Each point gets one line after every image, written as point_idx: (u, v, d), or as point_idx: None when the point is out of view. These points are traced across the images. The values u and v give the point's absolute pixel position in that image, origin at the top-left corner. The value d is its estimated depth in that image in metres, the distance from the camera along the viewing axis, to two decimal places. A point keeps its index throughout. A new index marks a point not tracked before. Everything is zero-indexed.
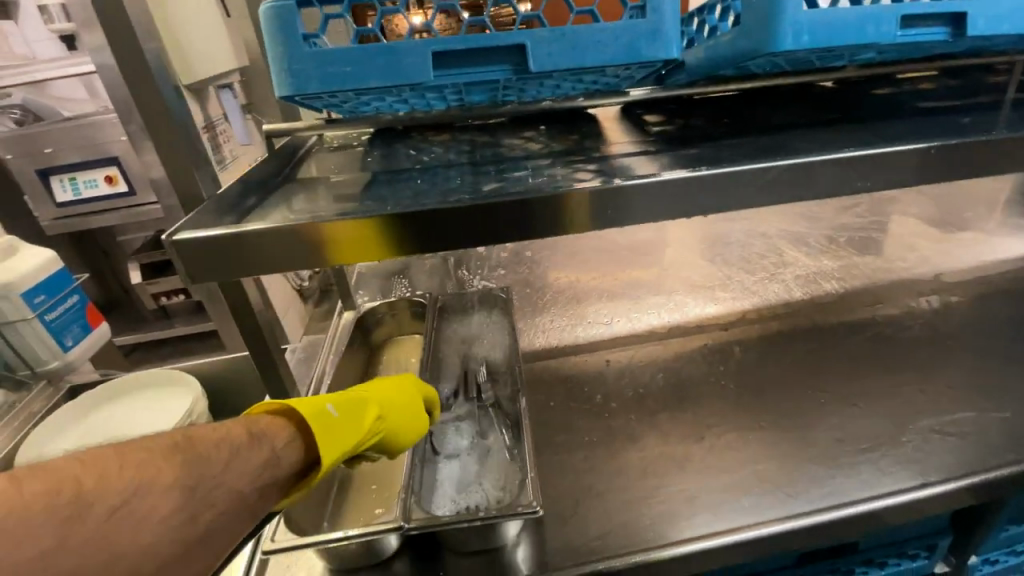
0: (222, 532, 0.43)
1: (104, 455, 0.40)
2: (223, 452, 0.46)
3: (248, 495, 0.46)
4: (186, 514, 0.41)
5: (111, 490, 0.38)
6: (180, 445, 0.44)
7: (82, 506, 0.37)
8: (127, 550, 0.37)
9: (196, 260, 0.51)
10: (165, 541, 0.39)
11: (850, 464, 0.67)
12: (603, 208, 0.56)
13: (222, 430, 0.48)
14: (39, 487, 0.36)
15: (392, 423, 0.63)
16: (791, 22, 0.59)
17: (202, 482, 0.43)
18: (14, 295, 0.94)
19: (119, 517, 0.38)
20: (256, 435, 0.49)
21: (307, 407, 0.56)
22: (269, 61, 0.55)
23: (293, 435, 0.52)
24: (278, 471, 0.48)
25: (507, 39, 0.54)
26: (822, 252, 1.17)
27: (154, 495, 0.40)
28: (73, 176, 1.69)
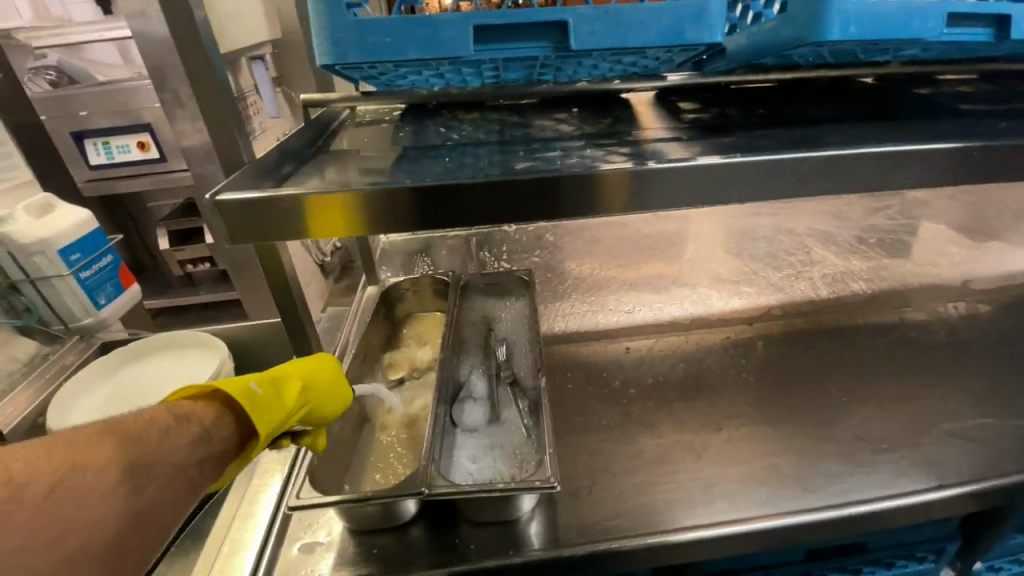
0: (164, 504, 0.48)
1: (29, 446, 0.43)
2: (154, 434, 0.49)
3: (187, 469, 0.50)
4: (124, 489, 0.45)
5: (42, 473, 0.42)
6: (104, 432, 0.48)
7: (16, 488, 0.40)
8: (66, 526, 0.41)
9: (230, 220, 0.52)
10: (107, 514, 0.44)
11: (868, 463, 0.66)
12: (644, 186, 0.56)
13: (147, 414, 0.51)
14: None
15: (317, 395, 0.64)
16: (840, 10, 0.56)
17: (135, 460, 0.47)
18: (51, 250, 0.98)
19: (55, 496, 0.42)
20: (181, 417, 0.52)
21: (231, 387, 0.57)
22: (313, 28, 0.55)
23: (220, 415, 0.55)
24: (211, 446, 0.52)
25: (549, 15, 0.54)
26: (850, 252, 1.15)
27: (86, 475, 0.44)
28: (106, 141, 1.73)
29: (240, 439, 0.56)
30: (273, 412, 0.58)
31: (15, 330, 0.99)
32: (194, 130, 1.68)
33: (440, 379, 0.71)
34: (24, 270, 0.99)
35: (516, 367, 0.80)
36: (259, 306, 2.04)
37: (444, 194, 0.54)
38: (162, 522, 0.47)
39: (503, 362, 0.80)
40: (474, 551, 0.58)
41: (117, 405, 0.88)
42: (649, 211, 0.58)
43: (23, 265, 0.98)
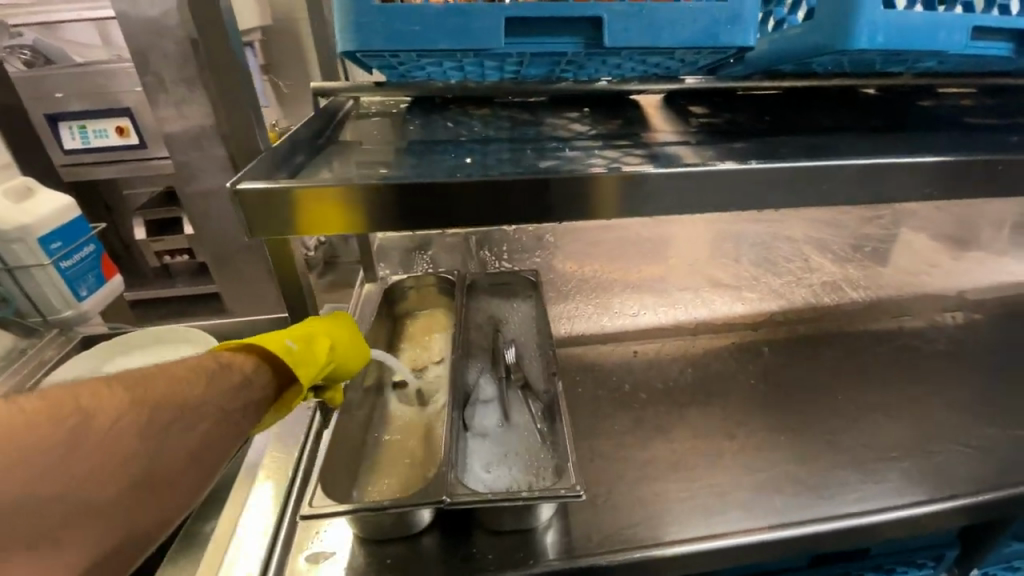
0: (214, 442, 0.50)
1: (95, 383, 0.46)
2: (202, 379, 0.51)
3: (232, 413, 0.51)
4: (177, 425, 0.47)
5: (108, 406, 0.44)
6: (158, 374, 0.50)
7: (85, 418, 0.43)
8: (128, 455, 0.44)
9: (250, 210, 0.49)
10: (165, 449, 0.46)
11: (880, 471, 0.66)
12: (634, 191, 0.54)
13: (196, 360, 0.53)
14: (46, 404, 0.42)
15: (343, 352, 0.65)
16: (870, 20, 0.55)
17: (187, 400, 0.49)
18: (31, 239, 0.95)
19: (119, 427, 0.44)
20: (225, 364, 0.54)
21: (268, 342, 0.58)
22: (335, 14, 0.53)
23: (260, 365, 0.57)
24: (252, 393, 0.54)
25: (584, 10, 0.52)
26: (847, 260, 1.16)
27: (145, 411, 0.46)
28: (82, 124, 1.64)
29: (278, 388, 0.58)
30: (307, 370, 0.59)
31: None
32: (178, 115, 1.61)
33: (454, 382, 0.69)
34: (2, 258, 0.95)
35: (526, 371, 0.78)
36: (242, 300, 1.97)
37: (421, 192, 0.51)
38: (213, 459, 0.50)
39: (512, 366, 0.78)
40: (493, 560, 0.56)
41: None
42: (646, 215, 0.56)
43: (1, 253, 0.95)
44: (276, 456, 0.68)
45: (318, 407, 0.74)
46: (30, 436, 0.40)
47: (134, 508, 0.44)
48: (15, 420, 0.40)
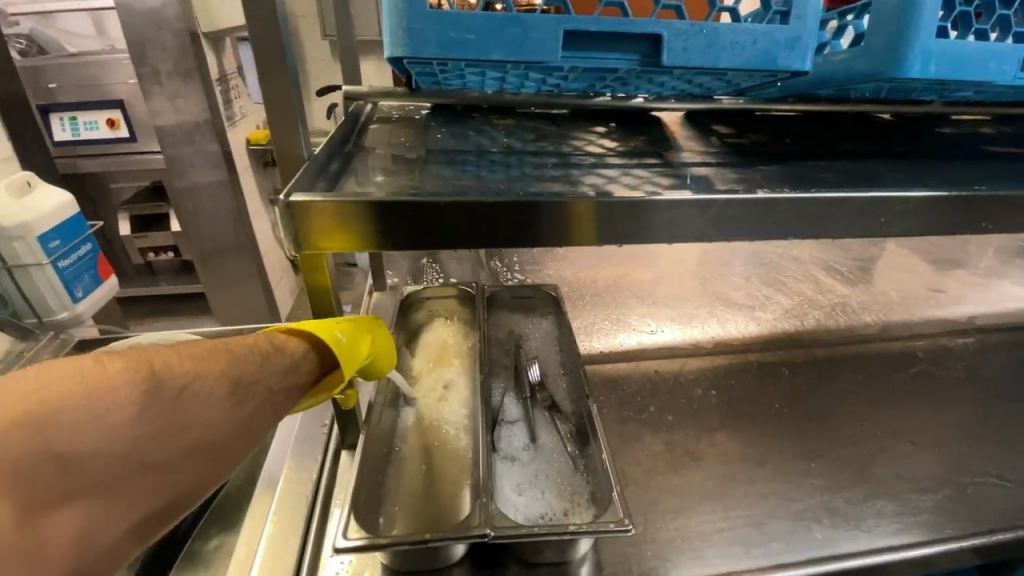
0: (259, 421, 0.49)
1: (162, 349, 0.45)
2: (257, 355, 0.50)
3: (281, 392, 0.51)
4: (232, 400, 0.47)
5: (176, 373, 0.44)
6: (217, 347, 0.49)
7: (156, 384, 0.42)
8: (187, 422, 0.44)
9: (299, 224, 0.46)
10: (218, 420, 0.46)
11: (911, 501, 0.66)
12: (621, 229, 0.50)
13: (251, 338, 0.52)
14: (121, 364, 0.41)
15: (382, 346, 0.64)
16: (923, 49, 0.55)
17: (243, 376, 0.48)
18: (31, 238, 1.01)
19: (184, 397, 0.44)
20: (277, 347, 0.53)
21: (318, 329, 0.56)
22: (385, 18, 0.50)
23: (307, 352, 0.56)
24: (299, 376, 0.53)
25: (643, 27, 0.51)
26: (857, 282, 1.17)
27: (207, 384, 0.46)
28: (74, 116, 1.61)
29: (318, 374, 0.56)
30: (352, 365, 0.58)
31: None
32: (172, 109, 1.55)
33: (485, 403, 0.66)
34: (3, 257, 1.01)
35: (551, 391, 0.76)
36: (233, 302, 1.92)
37: (467, 213, 0.48)
38: (255, 436, 0.49)
39: (537, 385, 0.76)
40: None
41: None
42: (653, 243, 0.52)
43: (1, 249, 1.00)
44: (291, 478, 0.65)
45: (333, 424, 0.72)
46: (106, 395, 0.39)
47: (182, 475, 0.44)
48: (94, 376, 0.40)
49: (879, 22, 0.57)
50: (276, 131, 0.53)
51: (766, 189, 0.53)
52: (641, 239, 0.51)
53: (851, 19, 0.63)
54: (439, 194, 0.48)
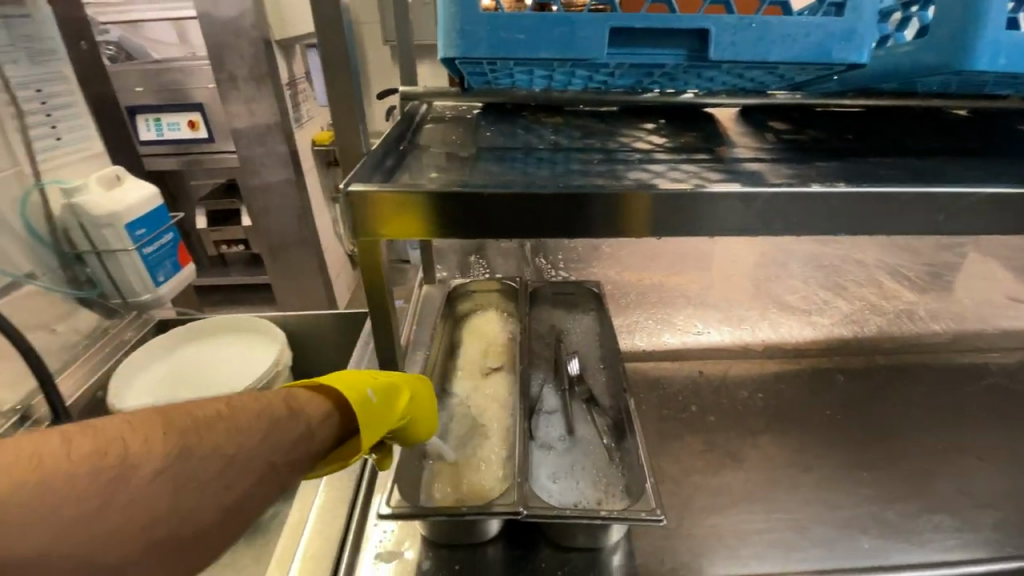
0: (253, 501, 0.45)
1: (149, 419, 0.43)
2: (260, 425, 0.48)
3: (280, 466, 0.48)
4: (219, 482, 0.43)
5: (154, 455, 0.40)
6: (216, 415, 0.46)
7: (127, 469, 0.39)
8: (158, 513, 0.39)
9: (358, 212, 0.50)
10: (201, 506, 0.42)
11: (971, 518, 0.62)
12: (678, 220, 0.51)
13: (261, 402, 0.49)
14: (90, 446, 0.38)
15: (420, 410, 0.63)
16: (991, 41, 0.52)
17: (235, 453, 0.45)
18: (120, 225, 0.95)
19: (161, 481, 0.40)
20: (291, 411, 0.50)
21: (348, 388, 0.56)
22: (440, 21, 0.53)
23: (329, 413, 0.54)
24: (312, 445, 0.51)
25: (689, 23, 0.51)
26: (926, 289, 1.09)
27: (191, 464, 0.42)
28: (158, 118, 1.79)
29: (340, 437, 0.54)
30: (382, 425, 0.57)
31: (76, 299, 0.96)
32: (246, 112, 1.67)
33: (523, 391, 0.68)
34: (91, 241, 0.96)
35: (589, 385, 0.77)
36: (294, 293, 2.03)
37: (511, 203, 0.50)
38: (247, 519, 0.45)
39: (576, 379, 0.77)
40: None
41: (175, 382, 0.90)
42: (699, 236, 0.52)
43: (89, 235, 0.95)
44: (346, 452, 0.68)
45: None
46: (66, 483, 0.36)
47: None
48: (55, 461, 0.37)
49: (946, 13, 0.54)
50: (339, 130, 0.58)
51: (819, 183, 0.52)
52: (685, 232, 0.51)
53: (915, 11, 0.60)
54: (483, 185, 0.50)
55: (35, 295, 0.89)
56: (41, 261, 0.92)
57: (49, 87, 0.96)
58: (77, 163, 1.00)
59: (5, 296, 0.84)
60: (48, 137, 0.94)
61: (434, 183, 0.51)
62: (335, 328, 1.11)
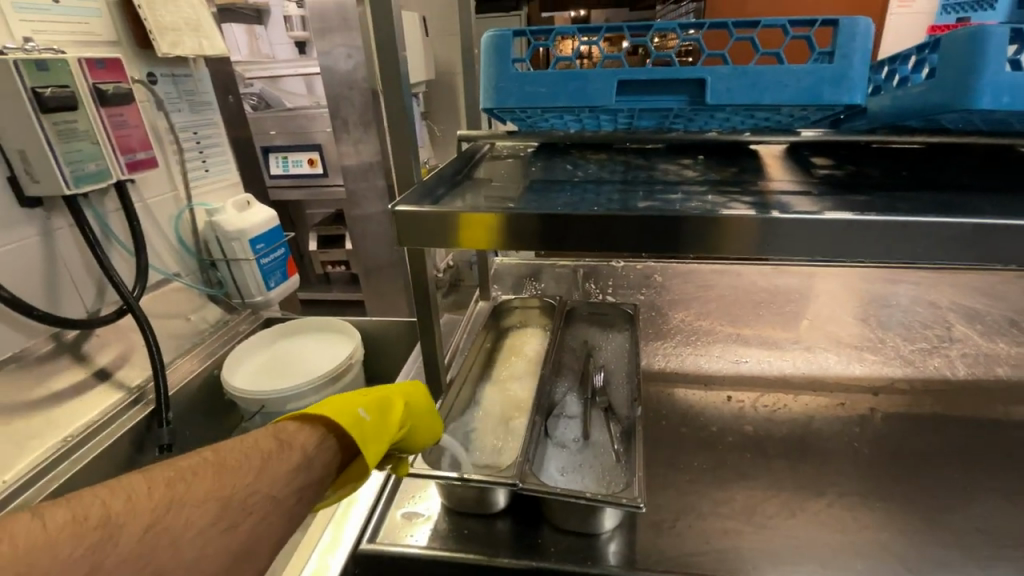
0: (256, 539, 0.50)
1: (129, 482, 0.47)
2: (250, 465, 0.53)
3: (281, 500, 0.53)
4: (218, 526, 0.48)
5: (141, 513, 0.44)
6: (201, 465, 0.51)
7: (115, 531, 0.43)
8: (158, 568, 0.43)
9: (401, 227, 0.62)
10: (202, 553, 0.46)
11: (989, 559, 0.59)
12: (768, 235, 0.55)
13: (249, 443, 0.55)
14: (67, 515, 0.42)
15: (417, 416, 0.70)
16: (991, 82, 0.54)
17: (231, 495, 0.50)
18: (244, 239, 1.17)
19: (151, 536, 0.44)
20: (281, 443, 0.56)
21: (340, 413, 0.62)
22: (482, 79, 0.66)
23: (323, 437, 0.60)
24: (310, 472, 0.56)
25: (687, 75, 0.60)
26: (1004, 334, 1.01)
27: (183, 515, 0.46)
28: (285, 156, 2.14)
29: (342, 457, 0.61)
30: (382, 437, 0.63)
31: (205, 296, 1.21)
32: (354, 151, 1.94)
33: (541, 392, 0.76)
34: (222, 252, 1.19)
35: (610, 396, 0.82)
36: (381, 309, 2.27)
37: (525, 224, 0.60)
38: (259, 556, 0.50)
39: (599, 390, 0.83)
40: (554, 553, 0.62)
41: (270, 370, 1.09)
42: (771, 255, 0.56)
43: (222, 247, 1.19)
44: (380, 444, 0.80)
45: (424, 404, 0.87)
46: (50, 554, 0.39)
47: None
48: (35, 535, 0.40)
49: (947, 59, 0.58)
50: (400, 164, 0.72)
51: (838, 211, 0.55)
52: (720, 253, 0.56)
53: (927, 54, 0.64)
54: (505, 209, 0.61)
55: (174, 291, 1.14)
56: (185, 265, 1.19)
57: (204, 131, 1.21)
58: (221, 189, 1.27)
59: (156, 290, 1.10)
60: (199, 169, 1.20)
61: (463, 207, 0.63)
62: (403, 335, 1.27)
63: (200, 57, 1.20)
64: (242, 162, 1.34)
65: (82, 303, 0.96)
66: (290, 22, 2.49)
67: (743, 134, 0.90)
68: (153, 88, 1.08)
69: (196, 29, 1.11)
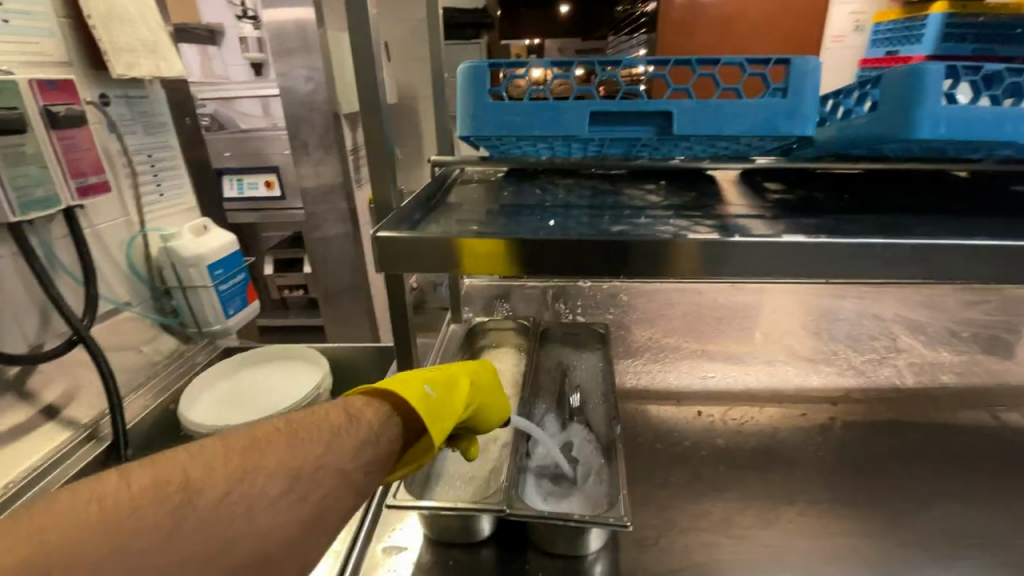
0: (328, 511, 0.48)
1: (208, 448, 0.45)
2: (322, 435, 0.50)
3: (351, 474, 0.50)
4: (289, 497, 0.46)
5: (216, 480, 0.43)
6: (273, 434, 0.49)
7: (192, 496, 0.42)
8: (231, 536, 0.42)
9: (383, 254, 0.62)
10: (274, 522, 0.44)
11: (950, 556, 0.63)
12: (715, 256, 0.58)
13: (322, 413, 0.53)
14: (149, 480, 0.41)
15: (479, 399, 0.69)
16: (928, 114, 0.59)
17: (304, 466, 0.48)
18: (202, 265, 1.12)
19: (226, 503, 0.43)
20: (351, 417, 0.54)
21: (406, 389, 0.60)
22: (457, 109, 0.68)
23: (390, 415, 0.57)
24: (377, 447, 0.53)
25: (654, 107, 0.63)
26: (943, 344, 1.10)
27: (256, 483, 0.45)
28: (240, 178, 2.09)
29: (409, 435, 0.58)
30: (447, 414, 0.61)
31: (158, 326, 1.15)
32: (314, 174, 1.91)
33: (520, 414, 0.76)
34: (178, 279, 1.14)
35: (587, 416, 0.83)
36: (343, 334, 2.21)
37: (507, 248, 0.61)
38: (328, 530, 0.47)
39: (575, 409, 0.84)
40: None
41: (232, 401, 1.04)
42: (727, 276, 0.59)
43: (178, 274, 1.13)
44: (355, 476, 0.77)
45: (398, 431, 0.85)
46: (132, 516, 0.39)
47: None
48: (118, 498, 0.39)
49: (887, 94, 0.63)
50: (377, 189, 0.72)
51: (794, 235, 0.59)
52: (671, 274, 0.59)
53: (869, 89, 0.70)
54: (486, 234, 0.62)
55: (127, 320, 1.08)
56: (137, 293, 1.11)
57: (158, 154, 1.16)
58: (177, 214, 1.22)
59: (107, 321, 1.04)
60: (153, 193, 1.15)
61: (443, 231, 0.63)
62: (372, 361, 1.25)
63: (156, 79, 1.16)
64: (199, 185, 1.29)
65: (24, 336, 0.88)
66: (244, 43, 2.44)
67: (702, 162, 0.95)
68: (106, 110, 1.03)
69: (153, 51, 1.08)
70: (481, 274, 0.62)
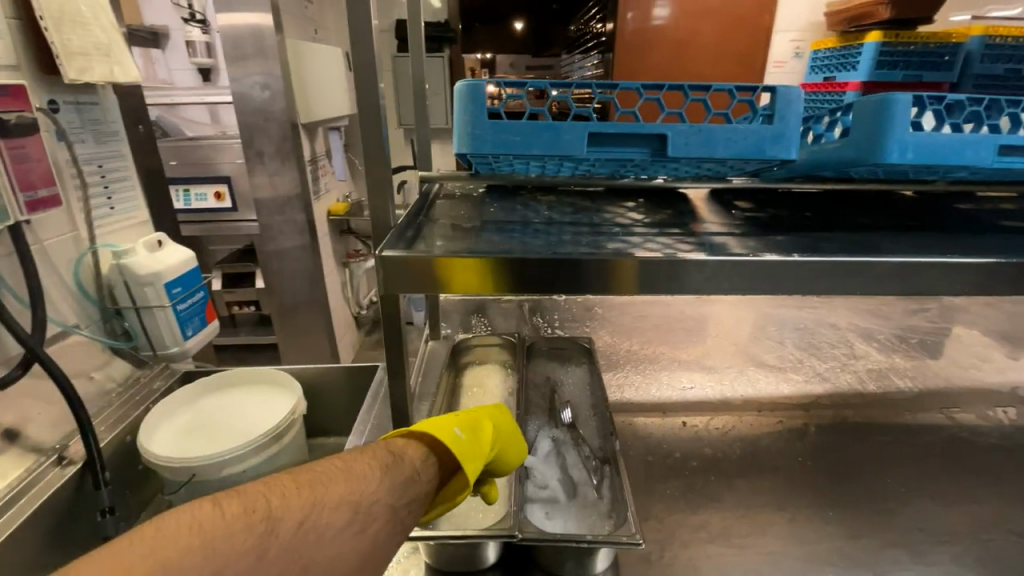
0: (382, 548, 0.47)
1: (281, 479, 0.45)
2: (376, 469, 0.50)
3: (403, 507, 0.49)
4: (352, 529, 0.45)
5: (293, 510, 0.43)
6: (332, 470, 0.48)
7: (275, 522, 0.41)
8: (307, 563, 0.42)
9: (386, 272, 0.60)
10: (340, 552, 0.44)
11: (929, 553, 0.68)
12: (658, 275, 0.59)
13: (368, 451, 0.52)
14: (237, 507, 0.41)
15: (504, 439, 0.68)
16: (899, 140, 0.64)
17: (362, 499, 0.47)
18: (160, 283, 1.04)
19: (304, 531, 0.42)
20: (395, 456, 0.53)
21: (436, 430, 0.59)
22: (455, 126, 0.68)
23: (426, 454, 0.56)
24: (419, 484, 0.52)
25: (649, 129, 0.65)
26: (894, 350, 1.18)
27: (325, 514, 0.44)
28: (188, 189, 1.97)
29: (443, 475, 0.57)
30: (478, 454, 0.60)
31: (109, 350, 1.06)
32: (270, 184, 1.84)
33: None
34: (132, 298, 1.05)
35: (580, 431, 0.84)
36: (301, 352, 2.12)
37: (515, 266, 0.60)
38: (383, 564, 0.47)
39: (566, 425, 0.85)
40: None
41: (203, 429, 0.97)
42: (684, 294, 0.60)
43: (132, 293, 1.05)
44: None
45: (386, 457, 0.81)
46: (227, 541, 0.38)
47: None
48: (212, 524, 0.39)
49: (860, 120, 0.68)
50: (369, 204, 0.70)
51: (772, 253, 0.61)
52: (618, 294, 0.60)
53: (840, 116, 0.75)
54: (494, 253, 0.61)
55: (76, 345, 0.98)
56: (86, 314, 1.02)
57: (110, 163, 1.08)
58: (129, 228, 1.13)
59: (54, 345, 0.94)
60: (103, 206, 1.06)
61: (445, 250, 0.62)
62: (345, 382, 1.20)
63: (108, 84, 1.08)
64: (152, 198, 1.21)
65: None
66: (191, 47, 2.32)
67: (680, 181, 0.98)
68: (55, 117, 0.95)
69: (108, 55, 1.01)
70: (488, 292, 0.61)
